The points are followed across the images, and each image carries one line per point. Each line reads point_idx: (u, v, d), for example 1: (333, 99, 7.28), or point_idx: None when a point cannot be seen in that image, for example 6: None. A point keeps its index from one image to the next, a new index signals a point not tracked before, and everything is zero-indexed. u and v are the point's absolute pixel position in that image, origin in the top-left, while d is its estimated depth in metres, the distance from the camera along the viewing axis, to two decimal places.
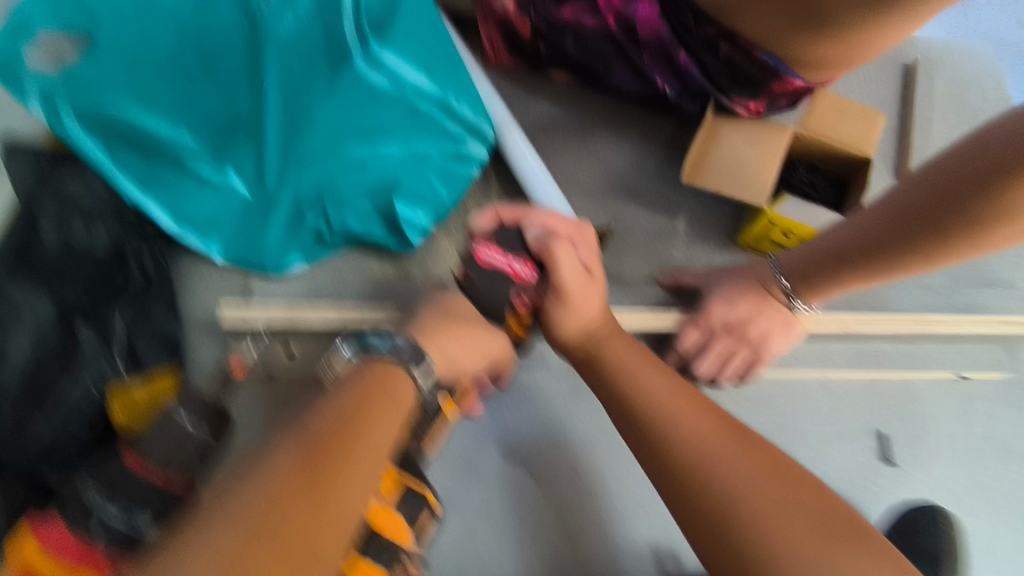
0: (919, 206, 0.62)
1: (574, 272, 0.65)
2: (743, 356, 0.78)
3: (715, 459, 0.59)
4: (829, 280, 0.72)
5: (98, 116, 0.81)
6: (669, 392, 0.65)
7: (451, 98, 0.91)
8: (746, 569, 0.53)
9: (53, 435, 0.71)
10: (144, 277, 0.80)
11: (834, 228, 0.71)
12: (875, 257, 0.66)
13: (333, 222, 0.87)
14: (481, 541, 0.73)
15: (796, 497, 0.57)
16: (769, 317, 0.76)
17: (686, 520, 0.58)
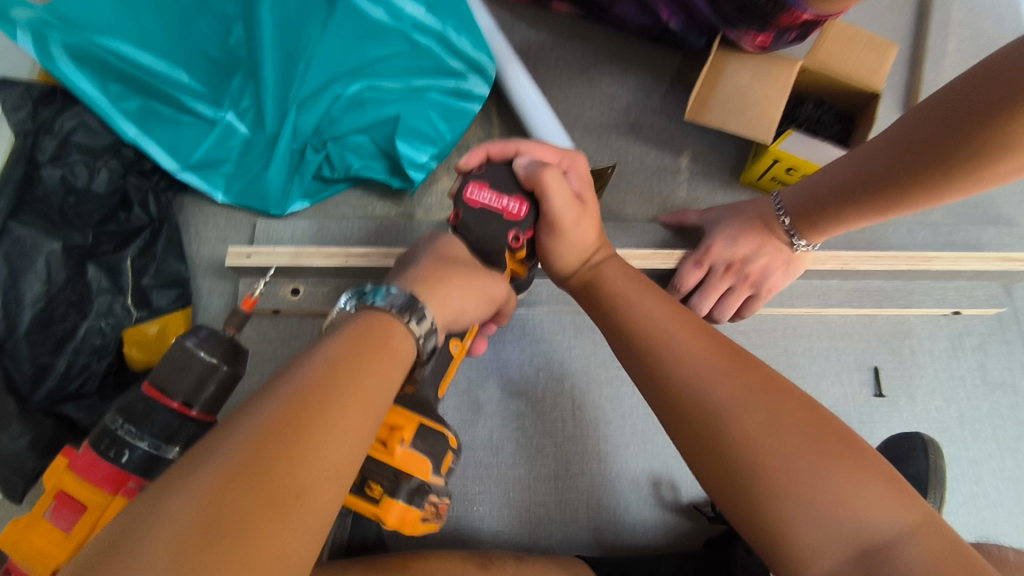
0: (924, 139, 0.61)
1: (566, 203, 0.62)
2: (743, 293, 0.79)
3: (711, 382, 0.55)
4: (832, 217, 0.72)
5: (89, 51, 0.79)
6: (663, 315, 0.62)
7: (451, 31, 0.89)
8: (748, 494, 0.50)
9: (69, 369, 0.73)
10: (148, 217, 0.83)
11: (839, 163, 0.70)
12: (876, 194, 0.67)
13: (334, 161, 0.87)
14: (486, 471, 0.76)
15: (807, 424, 0.51)
16: (769, 254, 0.77)
17: (686, 444, 0.55)
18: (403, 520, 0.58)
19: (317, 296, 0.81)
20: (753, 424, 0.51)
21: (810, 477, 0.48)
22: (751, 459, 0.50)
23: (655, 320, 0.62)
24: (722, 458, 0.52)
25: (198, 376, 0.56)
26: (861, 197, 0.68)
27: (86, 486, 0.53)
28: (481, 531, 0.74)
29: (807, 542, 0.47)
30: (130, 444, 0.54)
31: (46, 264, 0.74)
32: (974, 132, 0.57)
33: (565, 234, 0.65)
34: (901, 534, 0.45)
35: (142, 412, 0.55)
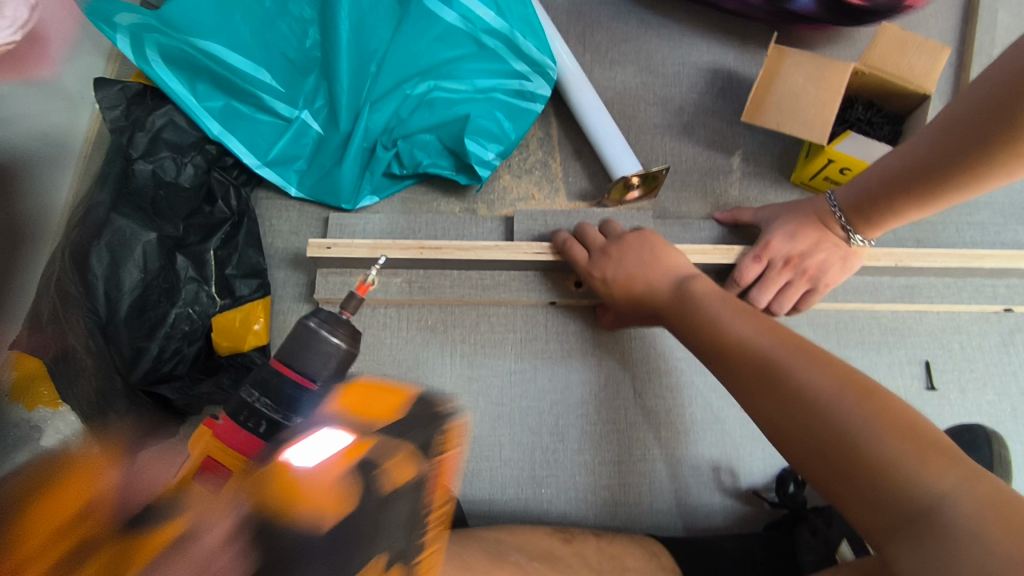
0: (965, 130, 0.62)
1: (631, 245, 0.77)
2: (802, 288, 0.80)
3: (782, 360, 0.57)
4: (887, 212, 0.74)
5: (181, 51, 0.84)
6: (730, 311, 0.65)
7: (519, 35, 0.91)
8: (819, 451, 0.51)
9: (161, 353, 0.78)
10: (229, 211, 0.87)
11: (885, 159, 0.73)
12: (919, 185, 0.69)
13: (405, 160, 0.91)
14: (553, 455, 0.80)
15: (867, 392, 0.51)
16: (827, 249, 0.79)
17: (771, 424, 0.56)
18: None
19: (391, 288, 0.84)
20: (809, 382, 0.54)
21: (859, 442, 0.49)
22: (806, 429, 0.53)
23: (722, 316, 0.65)
24: (782, 430, 0.55)
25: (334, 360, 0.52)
26: (912, 187, 0.69)
27: (231, 452, 0.48)
28: (549, 512, 0.78)
29: (868, 510, 0.48)
30: (269, 416, 0.49)
31: (143, 252, 0.78)
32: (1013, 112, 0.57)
33: (656, 262, 0.75)
34: (950, 495, 0.44)
35: (274, 386, 0.50)
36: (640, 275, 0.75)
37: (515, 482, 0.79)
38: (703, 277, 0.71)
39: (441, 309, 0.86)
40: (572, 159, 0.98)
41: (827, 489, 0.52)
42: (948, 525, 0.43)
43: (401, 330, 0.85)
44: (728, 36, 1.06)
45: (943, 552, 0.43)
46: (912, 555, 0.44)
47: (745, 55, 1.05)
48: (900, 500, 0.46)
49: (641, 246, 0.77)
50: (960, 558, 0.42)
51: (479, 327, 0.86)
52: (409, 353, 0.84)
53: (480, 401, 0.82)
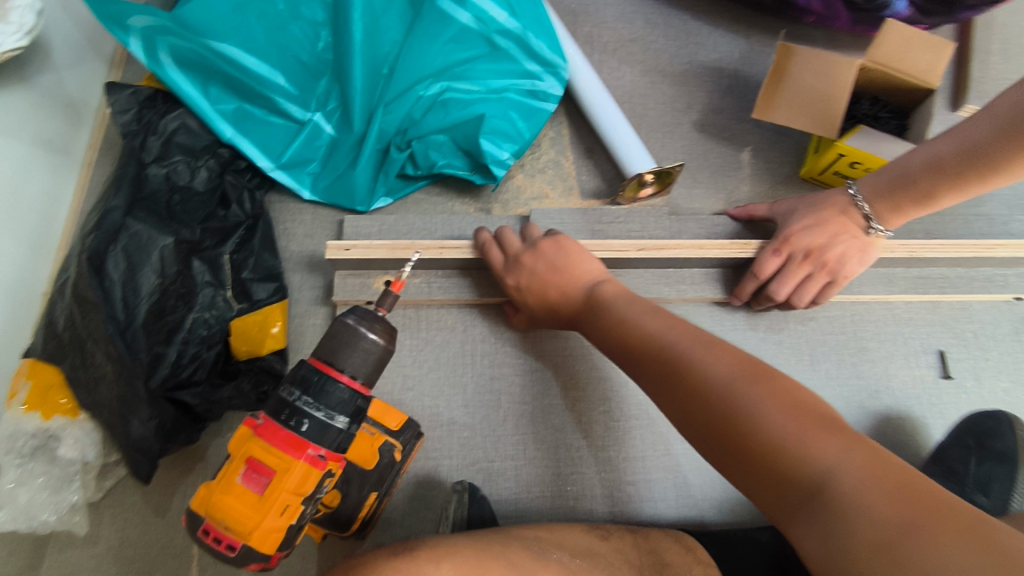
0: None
1: (552, 248, 0.76)
2: (821, 280, 0.80)
3: (683, 351, 0.59)
4: (919, 199, 0.75)
5: (194, 55, 0.83)
6: (638, 311, 0.67)
7: (531, 36, 0.92)
8: (722, 436, 0.53)
9: (180, 358, 0.76)
10: (243, 214, 0.86)
11: (934, 143, 0.72)
12: (980, 165, 0.68)
13: (419, 160, 0.90)
14: (576, 452, 0.80)
15: (762, 378, 0.53)
16: (846, 241, 0.79)
17: (676, 412, 0.58)
18: (302, 490, 0.48)
19: (411, 289, 0.84)
20: (705, 372, 0.56)
21: (756, 423, 0.51)
22: (710, 419, 0.54)
23: (631, 316, 0.66)
24: (690, 421, 0.56)
25: (371, 356, 0.51)
26: (956, 174, 0.70)
27: (276, 452, 0.48)
28: (576, 509, 0.77)
29: (768, 489, 0.49)
30: (311, 414, 0.49)
31: (160, 257, 0.77)
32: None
33: (570, 269, 0.75)
34: (834, 469, 0.45)
35: (318, 384, 0.50)
36: (553, 283, 0.75)
37: (540, 480, 0.78)
38: (615, 281, 0.73)
39: (459, 309, 0.86)
40: (583, 159, 0.98)
41: (736, 480, 0.52)
42: (838, 500, 0.44)
43: (420, 331, 0.84)
44: (733, 35, 1.07)
45: (841, 527, 0.43)
46: (811, 531, 0.45)
47: (750, 54, 1.06)
48: (794, 480, 0.47)
49: (556, 247, 0.77)
50: (855, 532, 0.42)
51: (497, 326, 0.85)
52: (428, 353, 0.83)
53: (501, 401, 0.81)
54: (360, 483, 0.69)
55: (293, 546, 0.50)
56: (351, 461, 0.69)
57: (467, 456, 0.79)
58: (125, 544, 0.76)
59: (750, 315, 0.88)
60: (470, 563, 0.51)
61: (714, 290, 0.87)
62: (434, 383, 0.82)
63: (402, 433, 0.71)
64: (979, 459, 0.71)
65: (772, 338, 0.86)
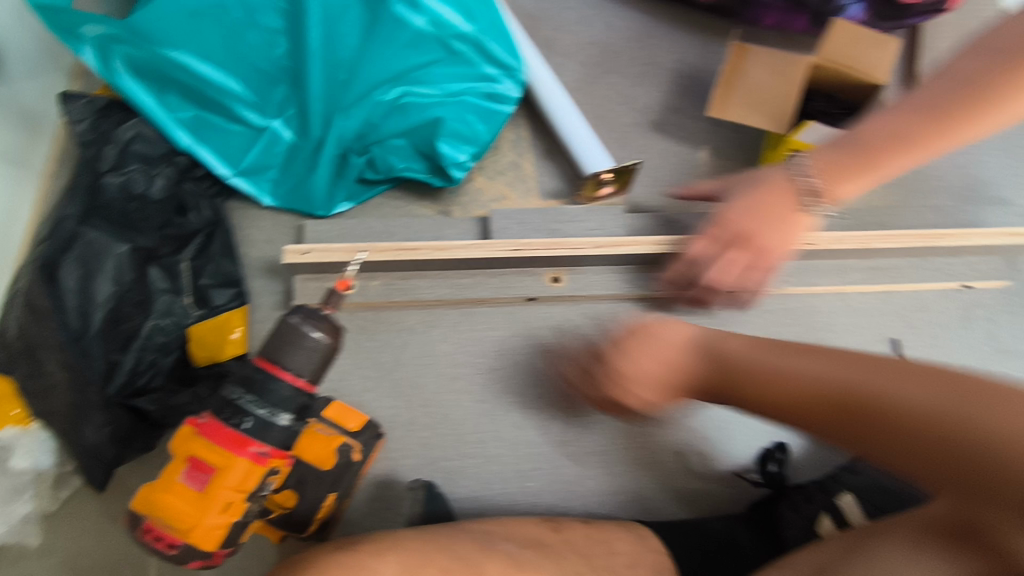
0: (1002, 53, 0.64)
1: (652, 351, 0.70)
2: (750, 267, 0.75)
3: (876, 385, 0.51)
4: (877, 162, 0.71)
5: (149, 64, 0.84)
6: (789, 356, 0.61)
7: (487, 40, 0.94)
8: (964, 471, 0.44)
9: (137, 365, 0.77)
10: (200, 221, 0.86)
11: (883, 118, 0.71)
12: (954, 110, 0.67)
13: (379, 164, 0.91)
14: (537, 449, 0.81)
15: (974, 391, 0.46)
16: (779, 227, 0.74)
17: (887, 453, 0.50)
18: (244, 487, 0.48)
19: (369, 291, 0.85)
20: (903, 403, 0.48)
21: (995, 437, 0.43)
22: (936, 461, 0.46)
23: (777, 371, 0.60)
24: (912, 465, 0.48)
25: (317, 355, 0.51)
26: (928, 124, 0.68)
27: (218, 450, 0.48)
28: (537, 504, 0.78)
29: None
30: (254, 411, 0.49)
31: (115, 265, 0.77)
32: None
33: (680, 358, 0.69)
34: None
35: (261, 383, 0.49)
36: (670, 373, 0.68)
37: (501, 477, 0.79)
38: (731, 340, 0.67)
39: (420, 310, 0.86)
40: (543, 160, 0.99)
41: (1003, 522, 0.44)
42: None
43: (381, 333, 0.84)
44: (691, 35, 1.09)
45: None
46: None
47: (707, 53, 1.08)
48: None
49: (650, 342, 0.69)
50: None
51: (457, 326, 0.86)
52: (389, 355, 0.84)
53: (462, 400, 0.82)
54: (316, 484, 0.69)
55: (238, 544, 0.51)
56: (307, 462, 0.70)
57: (426, 456, 0.79)
58: (81, 553, 0.76)
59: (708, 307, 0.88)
60: (410, 559, 0.51)
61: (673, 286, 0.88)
62: (396, 384, 0.82)
63: (361, 434, 0.72)
64: None
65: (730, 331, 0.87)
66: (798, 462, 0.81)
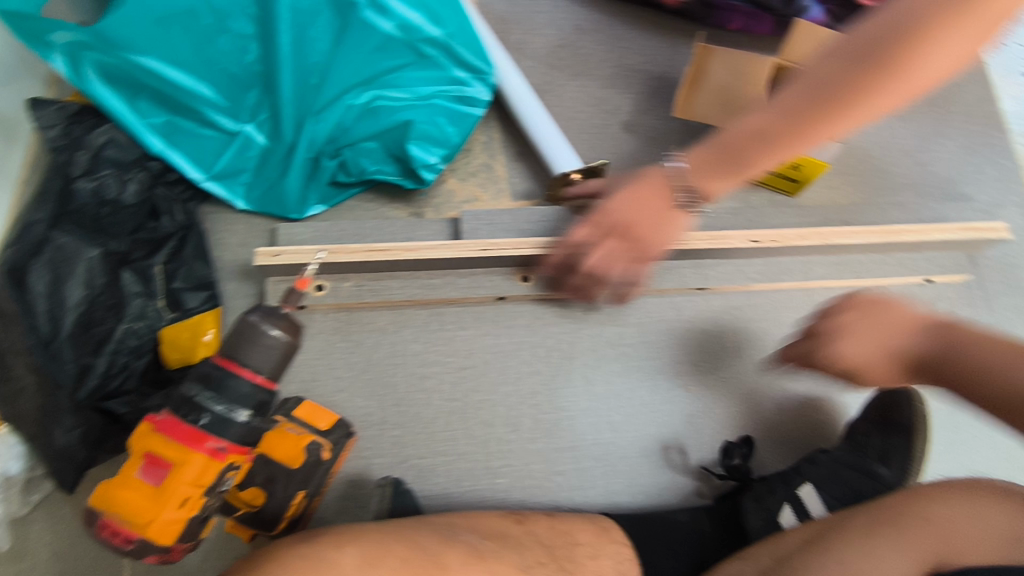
0: (858, 61, 0.67)
1: (866, 329, 0.73)
2: (628, 257, 0.78)
3: None
4: (735, 167, 0.75)
5: (120, 70, 0.85)
6: (1001, 354, 0.62)
7: (455, 44, 0.95)
8: None
9: (109, 368, 0.77)
10: (174, 225, 0.87)
11: (752, 115, 0.73)
12: (796, 126, 0.70)
13: (350, 167, 0.92)
14: (507, 445, 0.82)
15: None
16: (655, 220, 0.77)
17: None
18: (200, 483, 0.49)
19: (341, 292, 0.86)
20: None
21: None
22: None
23: (992, 365, 0.62)
24: None
25: (277, 353, 0.52)
26: (775, 138, 0.72)
27: (174, 446, 0.49)
28: (507, 500, 0.79)
29: None
30: (211, 408, 0.50)
31: (86, 269, 0.78)
32: (926, 35, 0.64)
33: (884, 330, 0.71)
34: None
35: (218, 380, 0.51)
36: (870, 349, 0.72)
37: (471, 474, 0.80)
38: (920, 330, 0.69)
39: (391, 310, 0.87)
40: (514, 161, 1.01)
41: None
42: None
43: (352, 334, 0.86)
44: (658, 38, 1.11)
45: None
46: None
47: (675, 55, 1.10)
48: None
49: (859, 320, 0.73)
50: None
51: (428, 326, 0.87)
52: (361, 355, 0.85)
53: (433, 399, 0.83)
54: (285, 481, 0.70)
55: (196, 540, 0.52)
56: (276, 461, 0.70)
57: (397, 454, 0.80)
58: (52, 557, 0.76)
59: (675, 303, 0.89)
60: (367, 551, 0.52)
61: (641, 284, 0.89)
62: (367, 384, 0.83)
63: (331, 433, 0.73)
64: (883, 434, 0.77)
65: (697, 328, 0.88)
66: (761, 454, 0.83)
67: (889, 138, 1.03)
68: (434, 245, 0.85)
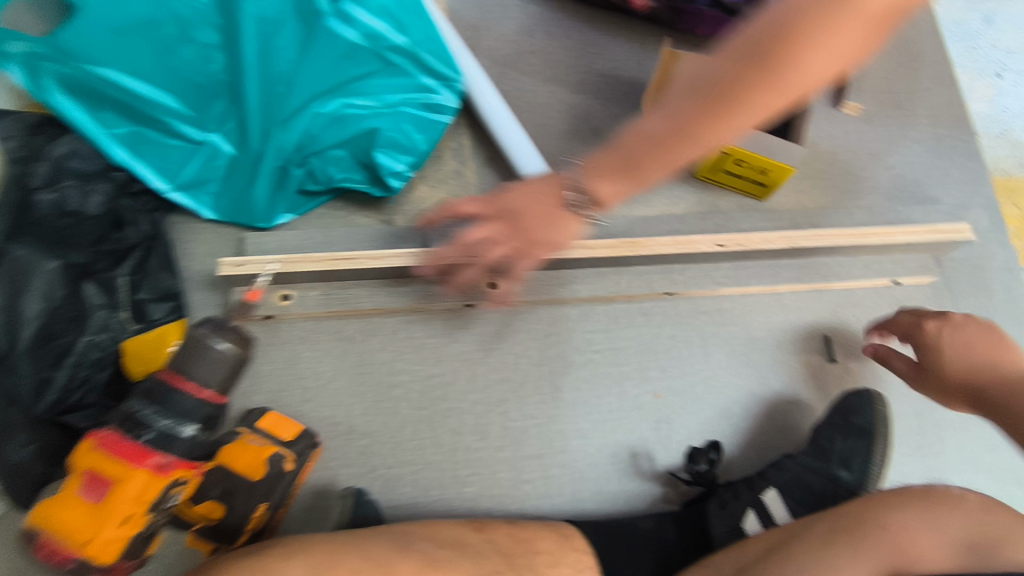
0: (750, 54, 0.59)
1: (970, 342, 0.78)
2: (513, 248, 0.73)
3: None
4: (632, 177, 0.69)
5: (80, 81, 0.84)
6: None
7: (422, 52, 0.95)
8: None
9: (70, 381, 0.77)
10: (138, 236, 0.86)
11: (647, 118, 0.67)
12: (695, 128, 0.63)
13: (318, 175, 0.92)
14: (474, 454, 0.81)
15: None
16: (544, 207, 0.73)
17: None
18: (144, 499, 0.49)
19: (308, 301, 0.86)
20: None
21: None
22: None
23: None
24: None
25: (225, 366, 0.53)
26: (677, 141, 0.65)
27: (116, 463, 0.49)
28: (473, 509, 0.79)
29: None
30: (155, 423, 0.51)
31: (45, 281, 0.77)
32: (818, 19, 0.57)
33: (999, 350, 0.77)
34: None
35: (162, 393, 0.51)
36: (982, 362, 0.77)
37: (437, 482, 0.80)
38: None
39: (358, 319, 0.87)
40: (484, 168, 1.01)
41: None
42: None
43: (319, 343, 0.85)
44: (628, 44, 1.11)
45: None
46: None
47: (645, 61, 1.10)
48: None
49: (983, 336, 0.78)
50: None
51: (395, 334, 0.86)
52: (327, 365, 0.84)
53: (400, 407, 0.83)
54: (246, 494, 0.70)
55: (138, 556, 0.52)
56: (237, 474, 0.70)
57: (364, 464, 0.80)
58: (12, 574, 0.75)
59: (644, 308, 0.89)
60: None
61: (610, 289, 0.89)
62: (334, 393, 0.83)
63: (295, 443, 0.73)
64: (843, 437, 0.79)
65: (665, 333, 0.88)
66: (730, 459, 0.83)
67: (858, 141, 1.03)
68: (402, 253, 0.86)
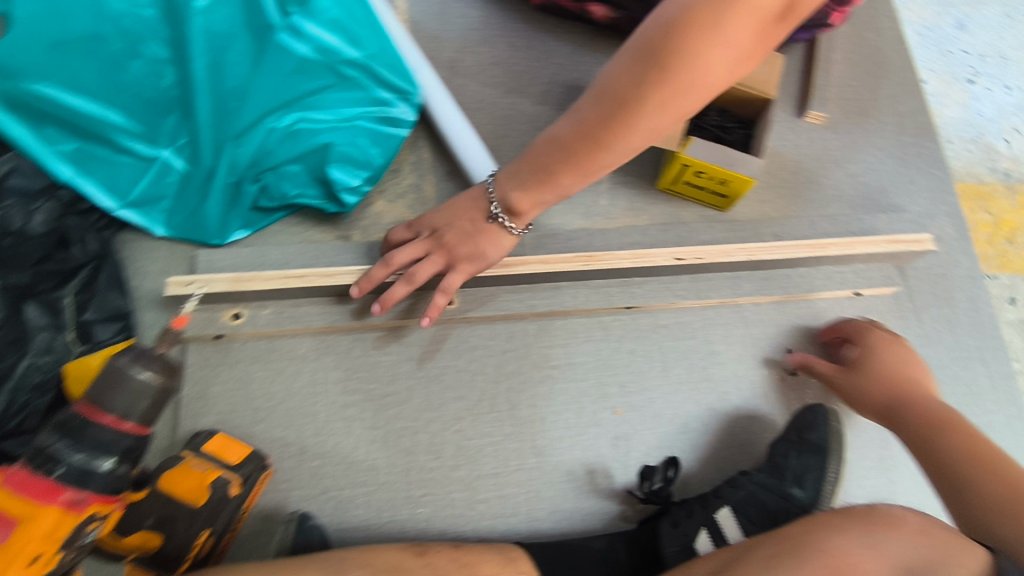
0: (641, 62, 0.62)
1: (886, 360, 0.81)
2: (440, 263, 0.78)
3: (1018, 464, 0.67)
4: (545, 182, 0.73)
5: (21, 100, 0.82)
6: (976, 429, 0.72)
7: (377, 66, 0.95)
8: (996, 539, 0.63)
9: (8, 407, 0.75)
10: (85, 255, 0.84)
11: (558, 121, 0.70)
12: (596, 134, 0.66)
13: (272, 191, 0.91)
14: (428, 473, 0.80)
15: None
16: (468, 223, 0.78)
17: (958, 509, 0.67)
18: (54, 536, 0.51)
19: (259, 320, 0.85)
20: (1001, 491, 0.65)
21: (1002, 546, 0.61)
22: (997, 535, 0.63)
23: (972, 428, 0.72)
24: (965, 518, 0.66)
25: (149, 398, 0.55)
26: (580, 146, 0.68)
27: (23, 502, 0.50)
28: (425, 530, 0.77)
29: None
30: (69, 458, 0.53)
31: None
32: (698, 22, 0.58)
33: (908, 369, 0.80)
34: None
35: (78, 427, 0.54)
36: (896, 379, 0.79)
37: (389, 504, 0.78)
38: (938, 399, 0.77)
39: (312, 337, 0.85)
40: (443, 181, 0.99)
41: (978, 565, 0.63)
42: None
43: (270, 362, 0.83)
44: (591, 54, 1.10)
45: None
46: None
47: None
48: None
49: (900, 355, 0.81)
50: None
51: (348, 352, 0.85)
52: (279, 385, 0.82)
53: (353, 428, 0.81)
54: (188, 520, 0.68)
55: None
56: (178, 499, 0.69)
57: (316, 486, 0.78)
58: None
59: (603, 322, 0.88)
60: None
61: (567, 303, 0.88)
62: (285, 414, 0.81)
63: (242, 466, 0.71)
64: (797, 453, 0.79)
65: (625, 347, 0.87)
66: (689, 475, 0.82)
67: (821, 150, 1.03)
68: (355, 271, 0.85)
